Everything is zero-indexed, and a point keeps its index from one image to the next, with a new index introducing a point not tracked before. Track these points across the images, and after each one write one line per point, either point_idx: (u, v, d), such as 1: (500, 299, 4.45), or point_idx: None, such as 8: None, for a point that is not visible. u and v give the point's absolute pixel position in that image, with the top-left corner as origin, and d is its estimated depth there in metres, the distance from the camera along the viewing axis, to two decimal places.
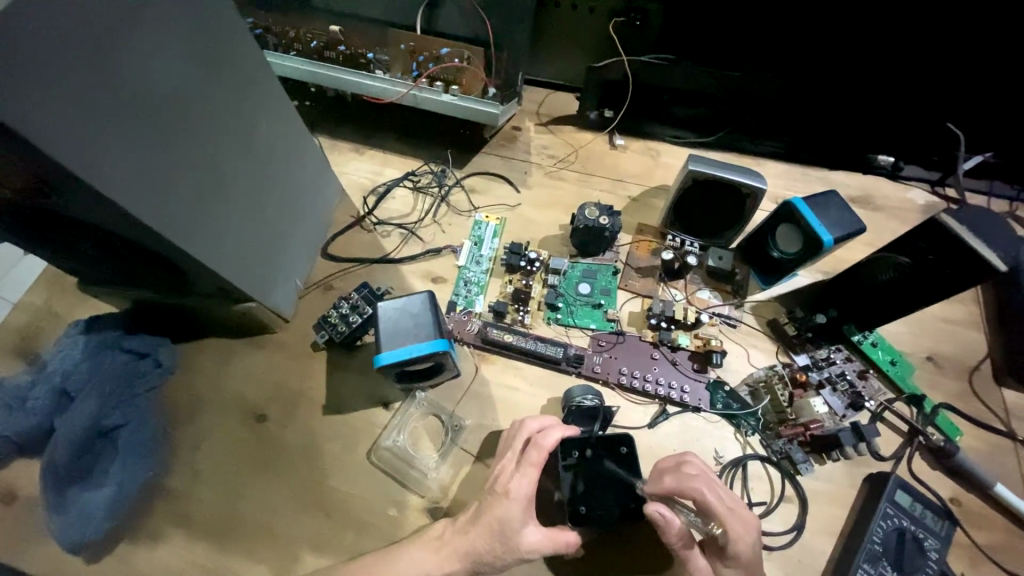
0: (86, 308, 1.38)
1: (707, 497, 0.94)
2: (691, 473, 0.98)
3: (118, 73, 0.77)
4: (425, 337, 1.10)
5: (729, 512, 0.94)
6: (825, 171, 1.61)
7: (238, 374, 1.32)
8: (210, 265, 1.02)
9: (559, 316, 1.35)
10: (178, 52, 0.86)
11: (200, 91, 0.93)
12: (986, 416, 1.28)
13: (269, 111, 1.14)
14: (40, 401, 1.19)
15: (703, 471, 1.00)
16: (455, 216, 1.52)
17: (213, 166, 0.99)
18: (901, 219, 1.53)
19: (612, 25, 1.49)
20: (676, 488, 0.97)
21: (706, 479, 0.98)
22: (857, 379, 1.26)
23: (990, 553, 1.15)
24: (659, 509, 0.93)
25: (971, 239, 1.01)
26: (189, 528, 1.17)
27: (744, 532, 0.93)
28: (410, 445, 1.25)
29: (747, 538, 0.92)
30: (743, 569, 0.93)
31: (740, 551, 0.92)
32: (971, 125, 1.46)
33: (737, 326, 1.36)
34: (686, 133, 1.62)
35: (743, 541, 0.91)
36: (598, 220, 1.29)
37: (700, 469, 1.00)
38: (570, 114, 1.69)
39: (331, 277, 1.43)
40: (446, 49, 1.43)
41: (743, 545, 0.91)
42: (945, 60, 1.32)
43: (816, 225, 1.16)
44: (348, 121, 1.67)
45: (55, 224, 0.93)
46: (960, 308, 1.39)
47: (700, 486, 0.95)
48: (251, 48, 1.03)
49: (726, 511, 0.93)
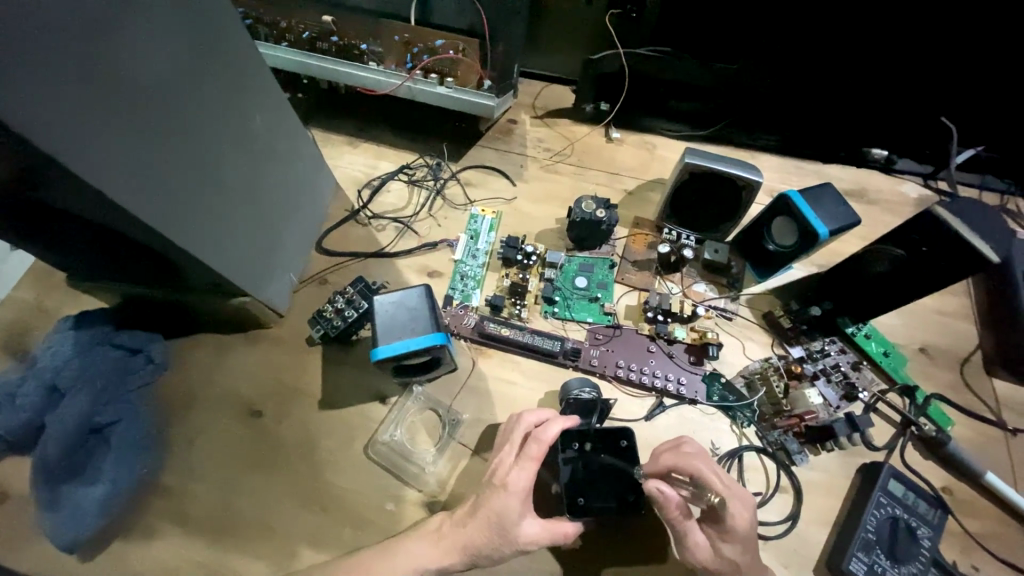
0: (75, 303, 1.36)
1: (704, 473, 0.96)
2: (688, 451, 1.01)
3: (110, 64, 0.75)
4: (423, 331, 1.09)
5: (726, 488, 0.94)
6: (819, 165, 1.61)
7: (232, 370, 1.31)
8: (205, 261, 1.01)
9: (557, 310, 1.35)
10: (170, 43, 0.84)
11: (195, 83, 0.91)
12: (978, 406, 1.29)
13: (263, 104, 1.12)
14: (30, 397, 1.16)
15: (702, 450, 1.02)
16: (450, 210, 1.51)
17: (207, 160, 0.98)
18: (894, 212, 1.54)
19: (607, 17, 1.46)
20: (675, 466, 0.99)
21: (703, 456, 1.00)
22: (851, 371, 1.29)
23: (981, 540, 1.17)
24: (657, 485, 0.94)
25: (965, 232, 1.02)
26: (184, 525, 1.16)
27: (744, 510, 0.93)
28: (407, 441, 1.24)
29: (746, 514, 0.93)
30: (742, 545, 0.94)
31: (737, 525, 0.92)
32: (963, 119, 1.47)
33: (733, 319, 1.36)
34: (683, 126, 1.62)
35: (739, 515, 0.92)
36: (594, 214, 1.29)
37: (699, 448, 1.03)
38: (565, 107, 1.69)
39: (324, 271, 1.42)
40: (441, 41, 1.42)
41: (739, 520, 0.92)
42: (938, 54, 1.33)
43: (812, 218, 1.16)
44: (342, 114, 1.65)
45: (44, 217, 0.91)
46: (952, 300, 1.41)
47: (698, 463, 0.97)
48: (244, 39, 1.01)
49: (724, 488, 0.94)
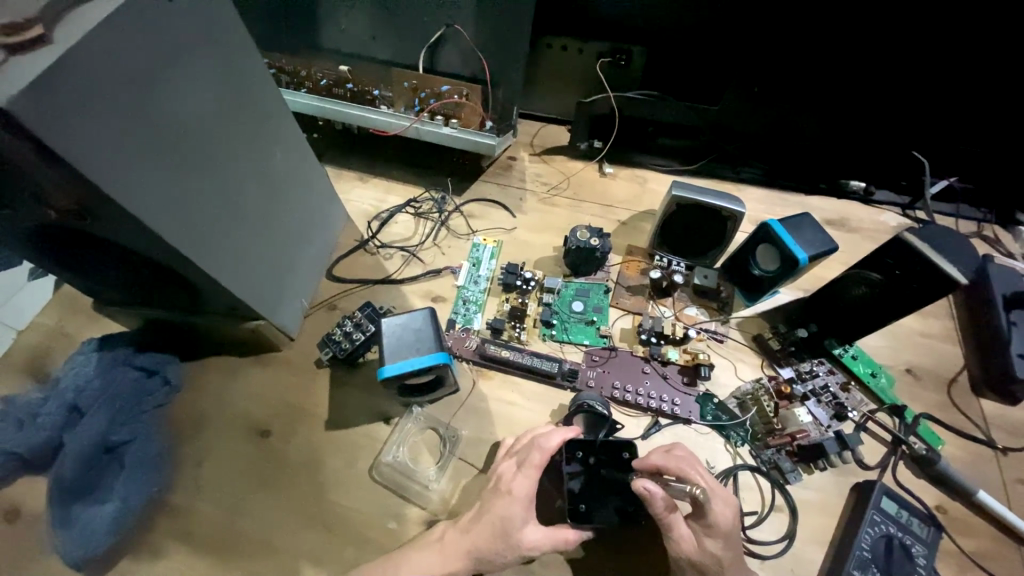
0: (98, 328, 1.43)
1: (688, 471, 1.01)
2: (677, 453, 1.06)
3: (154, 106, 0.85)
4: (426, 351, 1.15)
5: (710, 487, 0.99)
6: (803, 197, 1.70)
7: (242, 391, 1.36)
8: (225, 284, 1.09)
9: (553, 333, 1.41)
10: (205, 88, 0.94)
11: (224, 123, 1.01)
12: (966, 426, 1.33)
13: (283, 142, 1.23)
14: (52, 416, 1.22)
15: (690, 454, 1.07)
16: (454, 239, 1.60)
17: (231, 190, 1.07)
18: (876, 240, 1.62)
19: (600, 65, 1.61)
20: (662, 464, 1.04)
21: (690, 458, 1.05)
22: (840, 392, 1.32)
23: (977, 559, 1.18)
24: (643, 483, 0.97)
25: (934, 255, 1.08)
26: (191, 543, 1.18)
27: (724, 508, 0.98)
28: (410, 459, 1.28)
29: (727, 513, 0.97)
30: (724, 541, 0.97)
31: (718, 521, 0.96)
32: (933, 152, 1.58)
33: (723, 341, 1.42)
34: (671, 161, 1.73)
35: (722, 512, 0.97)
36: (589, 242, 1.37)
37: (688, 451, 1.08)
38: (562, 145, 1.80)
39: (334, 297, 1.50)
40: (447, 87, 1.55)
41: (721, 516, 0.97)
42: (907, 94, 1.44)
43: (793, 245, 1.23)
44: (353, 153, 1.77)
45: (80, 245, 1.00)
46: (935, 324, 1.47)
47: (683, 462, 1.03)
48: (268, 84, 1.12)
49: (708, 486, 0.99)
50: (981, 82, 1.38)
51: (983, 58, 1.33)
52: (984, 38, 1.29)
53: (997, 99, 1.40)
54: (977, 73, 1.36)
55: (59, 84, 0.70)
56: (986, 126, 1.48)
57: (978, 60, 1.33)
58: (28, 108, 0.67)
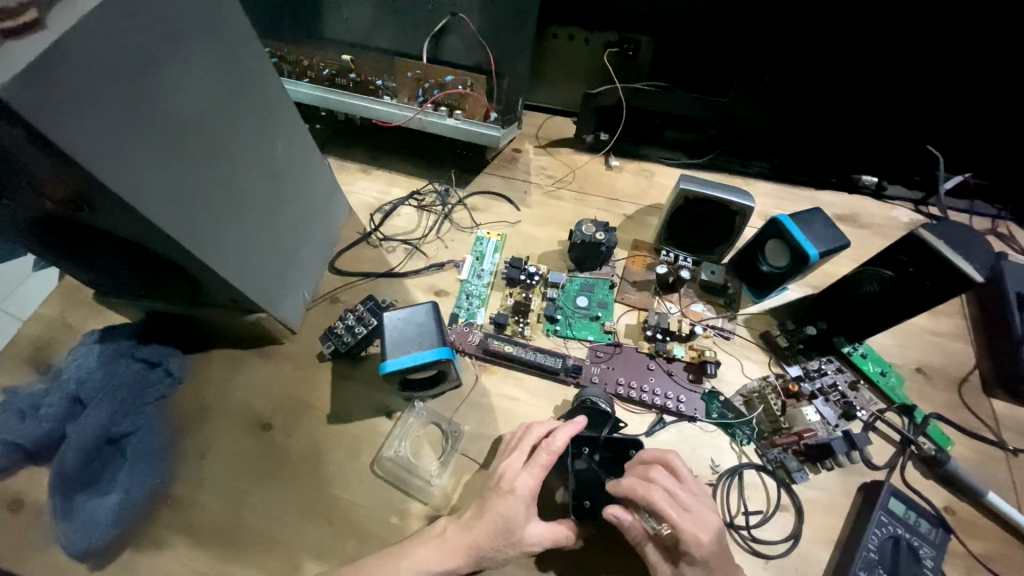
0: (100, 319, 1.42)
1: (659, 505, 0.94)
2: (651, 478, 0.98)
3: (150, 95, 0.83)
4: (430, 345, 1.13)
5: (682, 518, 0.93)
6: (813, 191, 1.67)
7: (244, 383, 1.35)
8: (225, 276, 1.07)
9: (558, 328, 1.39)
10: (204, 77, 0.93)
11: (224, 112, 0.99)
12: (978, 426, 1.31)
13: (285, 132, 1.21)
14: (54, 408, 1.21)
15: (667, 475, 0.99)
16: (458, 233, 1.58)
17: (232, 180, 1.05)
18: (887, 236, 1.59)
19: (606, 55, 1.59)
20: (631, 492, 0.97)
21: (665, 483, 0.97)
22: (849, 390, 1.31)
23: (985, 561, 1.16)
24: (614, 512, 0.99)
25: (950, 254, 1.06)
26: (192, 536, 1.18)
27: (700, 537, 0.92)
28: (412, 454, 1.26)
29: (702, 542, 0.91)
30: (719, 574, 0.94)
31: (694, 554, 0.91)
32: (948, 147, 1.55)
33: (731, 338, 1.40)
34: (680, 155, 1.70)
35: (698, 545, 0.91)
36: (594, 236, 1.35)
37: (665, 473, 0.99)
38: (567, 138, 1.77)
39: (337, 290, 1.49)
40: (450, 77, 1.52)
41: (696, 548, 0.91)
42: (921, 87, 1.41)
43: (801, 240, 1.21)
44: (357, 144, 1.75)
45: (81, 234, 0.98)
46: (946, 322, 1.45)
47: (654, 492, 0.95)
48: (269, 72, 1.10)
49: (679, 518, 0.93)
50: (998, 76, 1.34)
51: (999, 52, 1.29)
52: (1001, 32, 1.26)
53: (1012, 94, 1.37)
54: (992, 67, 1.33)
55: (51, 72, 0.68)
56: (1002, 120, 1.44)
57: (995, 50, 1.29)
58: (22, 95, 0.65)
